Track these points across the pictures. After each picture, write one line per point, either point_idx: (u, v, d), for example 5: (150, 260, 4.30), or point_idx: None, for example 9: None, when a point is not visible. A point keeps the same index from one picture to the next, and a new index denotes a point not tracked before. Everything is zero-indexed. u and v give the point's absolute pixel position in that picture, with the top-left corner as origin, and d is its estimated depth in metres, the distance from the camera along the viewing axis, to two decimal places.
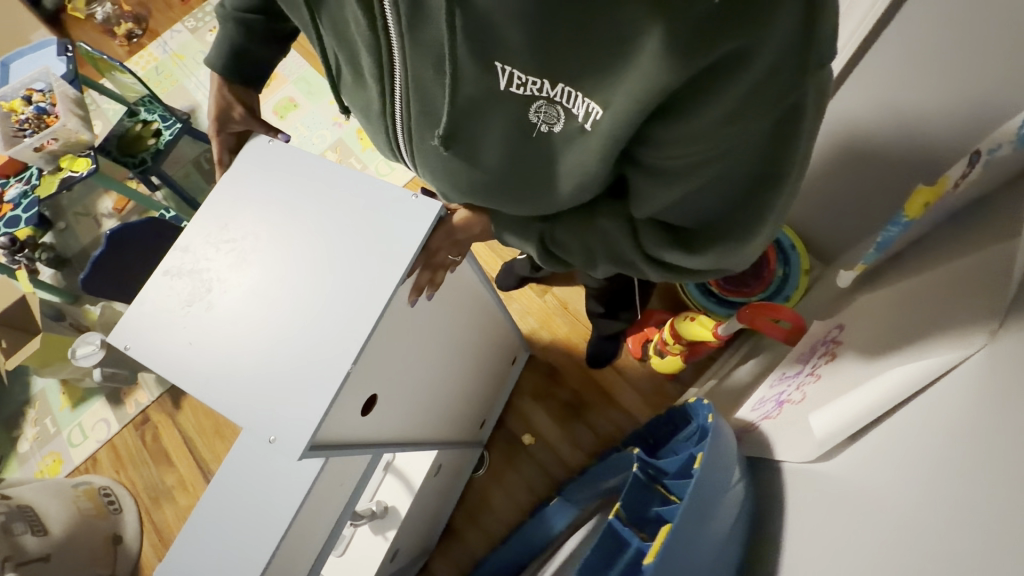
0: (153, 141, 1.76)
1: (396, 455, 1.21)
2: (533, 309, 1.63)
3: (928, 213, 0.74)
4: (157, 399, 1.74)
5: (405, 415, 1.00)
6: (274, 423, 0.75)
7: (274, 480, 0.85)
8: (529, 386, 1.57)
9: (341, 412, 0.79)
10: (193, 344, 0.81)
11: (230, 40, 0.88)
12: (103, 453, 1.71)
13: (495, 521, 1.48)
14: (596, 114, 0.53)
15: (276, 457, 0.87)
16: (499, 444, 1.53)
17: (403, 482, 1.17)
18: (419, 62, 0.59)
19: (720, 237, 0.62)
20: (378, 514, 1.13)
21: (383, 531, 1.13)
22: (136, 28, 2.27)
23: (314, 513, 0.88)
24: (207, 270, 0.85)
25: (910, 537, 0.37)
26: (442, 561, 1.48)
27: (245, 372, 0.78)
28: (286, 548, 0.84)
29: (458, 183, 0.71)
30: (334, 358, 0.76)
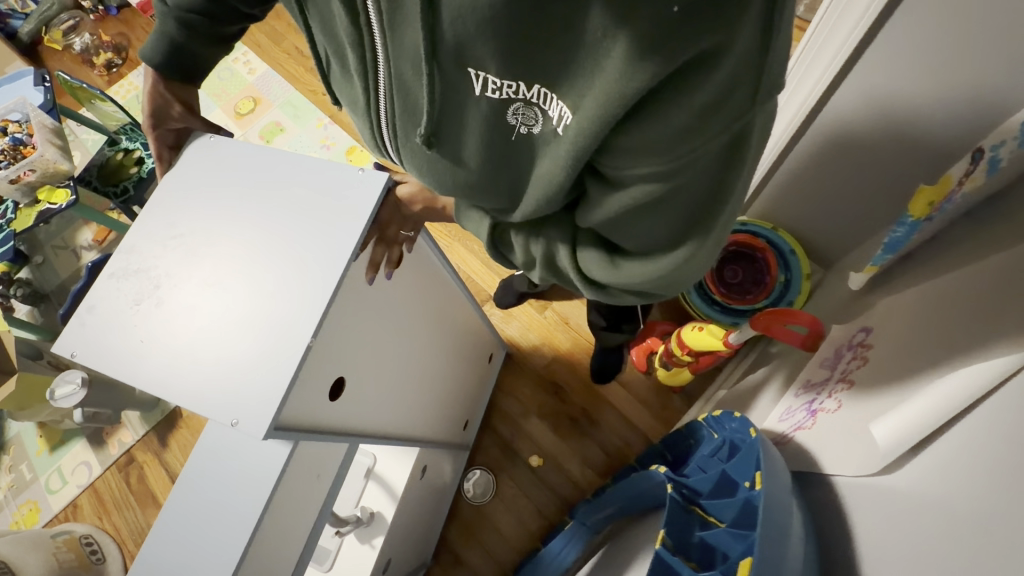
0: (136, 169, 1.72)
1: (377, 459, 1.01)
2: (533, 325, 1.60)
3: (937, 214, 0.74)
4: (141, 438, 1.66)
5: (390, 408, 0.93)
6: (236, 404, 0.68)
7: (245, 482, 0.73)
8: (531, 401, 1.53)
9: (306, 391, 0.72)
10: (146, 341, 0.74)
11: (167, 36, 0.81)
12: (84, 499, 1.62)
13: (500, 541, 1.42)
14: (567, 118, 0.49)
15: (241, 441, 0.75)
16: (489, 450, 1.50)
17: (388, 489, 0.98)
18: (399, 63, 0.56)
19: (652, 263, 0.59)
20: (363, 521, 0.93)
21: (369, 538, 0.93)
22: (116, 57, 2.25)
23: (290, 520, 0.78)
24: (155, 268, 0.78)
25: (973, 561, 0.34)
26: None
27: (216, 379, 0.70)
28: (253, 558, 0.72)
29: (442, 185, 0.67)
30: (297, 324, 0.70)
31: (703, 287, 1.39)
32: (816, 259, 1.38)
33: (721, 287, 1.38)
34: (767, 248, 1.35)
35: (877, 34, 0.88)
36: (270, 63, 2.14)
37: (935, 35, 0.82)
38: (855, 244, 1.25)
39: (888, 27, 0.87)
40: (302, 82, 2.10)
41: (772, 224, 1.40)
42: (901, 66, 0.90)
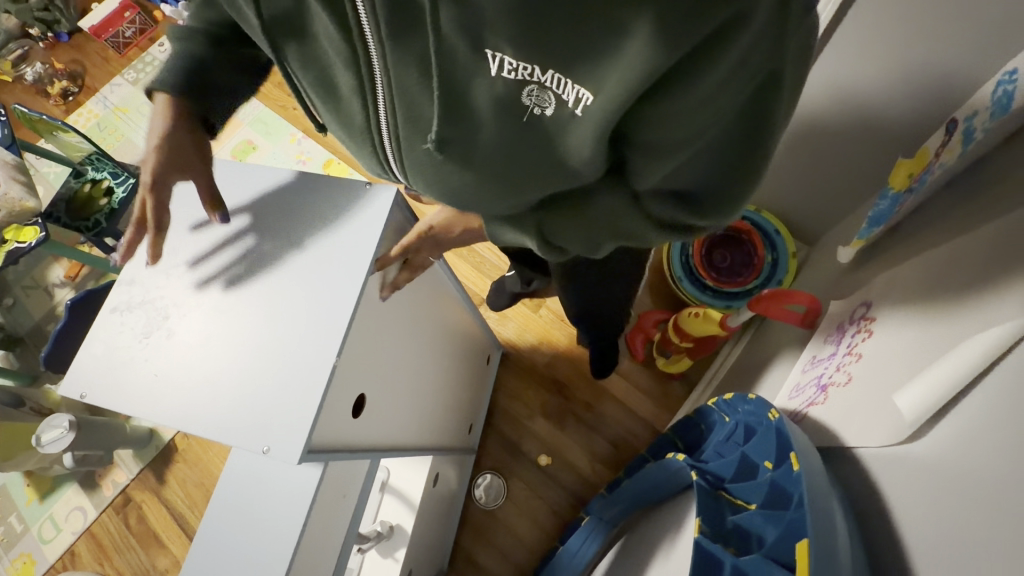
0: (106, 200, 1.66)
1: (391, 471, 0.99)
2: (530, 325, 1.60)
3: (920, 185, 0.77)
4: (137, 476, 1.61)
5: (408, 419, 0.91)
6: (264, 431, 0.66)
7: (271, 512, 0.72)
8: (536, 401, 1.53)
9: (334, 406, 0.69)
10: (160, 374, 0.71)
11: (197, 59, 0.72)
12: (82, 545, 1.56)
13: (520, 545, 1.41)
14: (586, 99, 0.49)
15: (270, 464, 0.74)
16: (500, 454, 1.48)
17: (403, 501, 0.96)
18: (403, 64, 0.55)
19: (728, 197, 0.57)
20: (383, 534, 0.92)
21: (391, 552, 0.92)
22: (72, 85, 2.16)
23: (317, 544, 0.75)
24: (161, 301, 0.75)
25: (1009, 512, 0.35)
26: None
27: (234, 401, 0.68)
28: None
29: (457, 187, 0.65)
30: (322, 345, 0.68)
31: (694, 274, 1.40)
32: (800, 236, 1.41)
33: (711, 271, 1.40)
34: (752, 230, 1.38)
35: (848, 12, 0.91)
36: None
37: (902, 11, 0.85)
38: (835, 220, 1.29)
39: (859, 3, 0.89)
40: (271, 98, 2.05)
41: (755, 206, 1.43)
42: (871, 43, 0.92)
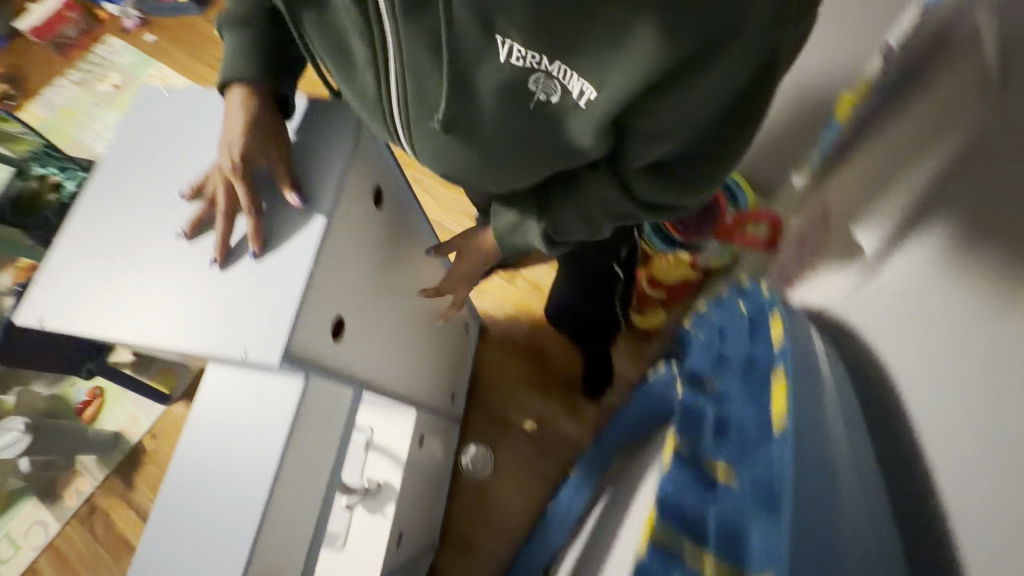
0: (55, 195, 1.59)
1: (374, 431, 0.97)
2: (507, 296, 1.60)
3: (858, 106, 0.82)
4: (103, 483, 1.52)
5: (392, 364, 0.87)
6: (243, 334, 0.64)
7: (244, 439, 0.65)
8: (515, 364, 1.52)
9: (311, 316, 0.66)
10: (128, 294, 0.68)
11: (265, 39, 0.72)
12: (45, 561, 1.45)
13: (512, 507, 1.38)
14: (589, 92, 0.57)
15: (239, 389, 0.67)
16: (485, 418, 1.47)
17: (389, 458, 0.94)
18: (415, 51, 0.58)
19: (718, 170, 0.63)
20: (371, 489, 0.90)
21: (379, 508, 0.90)
22: (12, 88, 2.07)
23: (302, 480, 0.69)
24: (124, 236, 0.72)
25: None
26: (451, 554, 1.36)
27: (211, 314, 0.66)
28: (271, 530, 0.64)
29: (463, 163, 0.70)
30: (298, 251, 0.67)
31: None
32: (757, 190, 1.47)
33: None
34: None
35: None
36: (190, 76, 2.05)
37: None
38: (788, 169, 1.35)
39: None
40: None
41: None
42: None
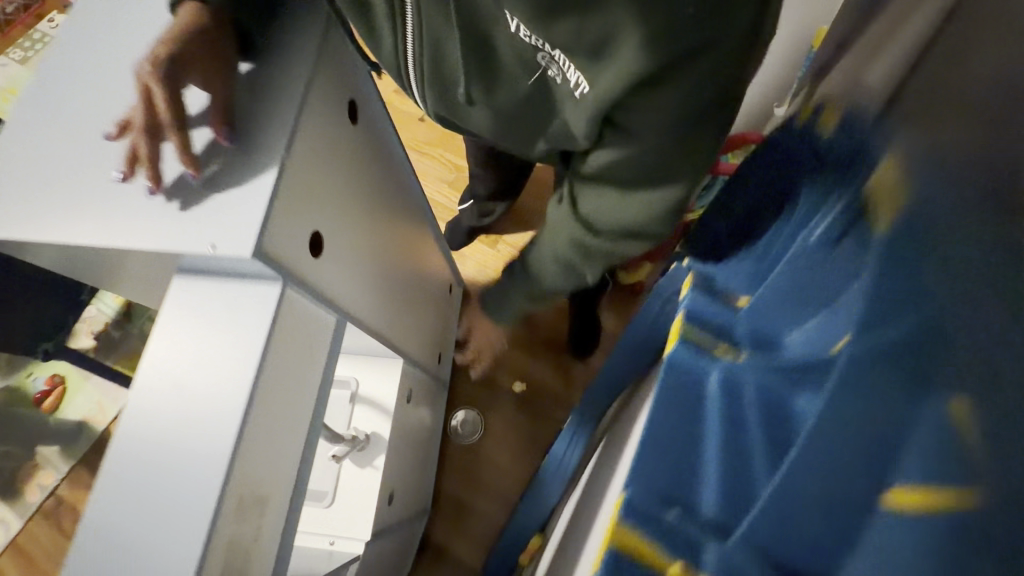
0: None
1: (360, 383, 0.92)
2: (489, 262, 1.57)
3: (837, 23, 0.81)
4: (68, 476, 1.42)
5: (377, 306, 0.80)
6: (205, 229, 0.51)
7: (206, 372, 0.50)
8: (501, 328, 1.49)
9: (287, 212, 0.54)
10: (63, 192, 0.56)
11: None
12: (7, 561, 1.36)
13: (504, 472, 1.36)
14: (584, 87, 0.56)
15: (198, 311, 0.52)
16: (473, 385, 1.43)
17: (376, 410, 0.90)
18: (429, 10, 0.58)
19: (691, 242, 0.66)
20: (359, 442, 0.85)
21: (368, 462, 0.85)
22: None
23: (281, 422, 0.54)
24: (29, 159, 0.58)
25: None
26: (444, 522, 1.33)
27: (167, 214, 0.53)
28: (245, 468, 0.50)
29: (473, 121, 0.71)
30: (270, 139, 0.55)
31: None
32: None
33: None
34: None
35: None
36: None
37: None
38: None
39: None
40: None
41: None
42: None
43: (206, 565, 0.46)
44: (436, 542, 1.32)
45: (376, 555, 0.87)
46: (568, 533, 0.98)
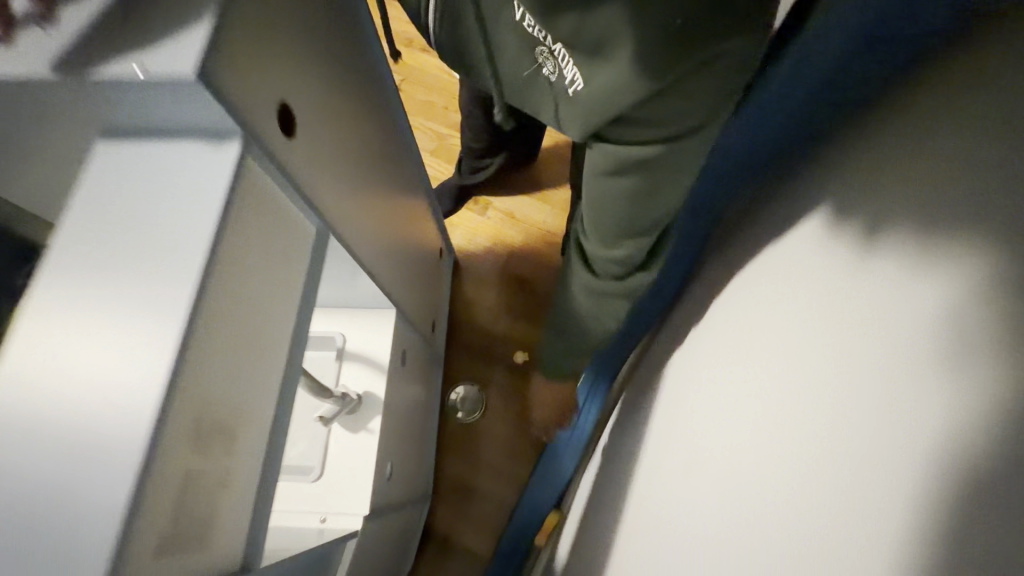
0: None
1: (347, 338, 0.80)
2: (479, 229, 1.45)
3: None
4: None
5: (364, 234, 0.67)
6: (126, 57, 0.37)
7: (141, 253, 0.38)
8: (497, 297, 1.38)
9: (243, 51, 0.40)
10: None
11: None
12: None
13: (510, 450, 1.24)
14: (578, 85, 0.51)
15: (133, 179, 0.40)
16: (470, 358, 1.32)
17: (368, 366, 0.77)
18: None
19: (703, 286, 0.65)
20: (349, 401, 0.73)
21: (361, 424, 0.73)
22: None
23: (241, 331, 0.42)
24: None
25: None
26: (447, 510, 1.20)
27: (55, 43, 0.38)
28: (197, 379, 0.38)
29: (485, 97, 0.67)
30: None
31: None
32: None
33: None
34: None
35: None
36: None
37: None
38: None
39: None
40: None
41: None
42: None
43: (148, 502, 0.34)
44: (440, 532, 1.19)
45: (378, 534, 0.74)
46: (594, 500, 0.87)
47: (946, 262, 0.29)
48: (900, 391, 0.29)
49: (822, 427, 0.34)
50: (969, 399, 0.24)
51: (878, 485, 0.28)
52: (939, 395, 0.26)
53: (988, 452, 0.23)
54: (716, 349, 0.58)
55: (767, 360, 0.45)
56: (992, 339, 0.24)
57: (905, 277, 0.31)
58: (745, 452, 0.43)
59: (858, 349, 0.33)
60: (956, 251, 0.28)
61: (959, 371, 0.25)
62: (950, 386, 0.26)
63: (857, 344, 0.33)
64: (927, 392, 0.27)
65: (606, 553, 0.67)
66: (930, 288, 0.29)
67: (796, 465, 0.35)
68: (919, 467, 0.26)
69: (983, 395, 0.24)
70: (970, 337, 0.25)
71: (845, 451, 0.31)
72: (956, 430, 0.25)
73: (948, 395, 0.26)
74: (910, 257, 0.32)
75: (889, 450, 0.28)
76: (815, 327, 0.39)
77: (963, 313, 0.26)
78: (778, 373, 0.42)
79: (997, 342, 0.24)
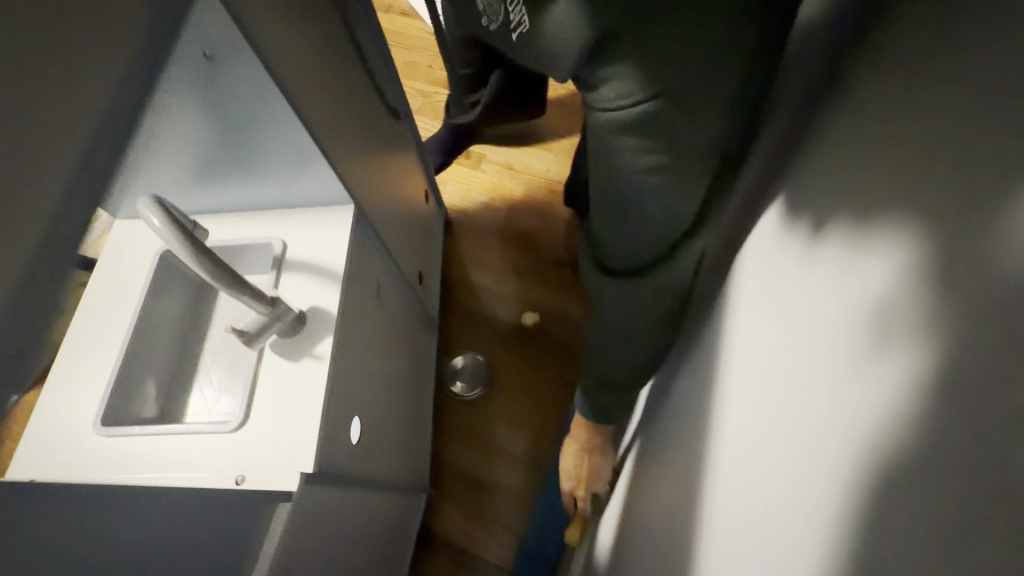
0: None
1: (288, 246, 0.58)
2: (472, 183, 1.25)
3: None
4: None
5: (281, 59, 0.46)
6: None
7: None
8: (498, 255, 1.16)
9: None
10: None
11: None
12: None
13: (524, 433, 0.99)
14: None
15: None
16: (470, 327, 1.09)
17: (314, 278, 0.56)
18: None
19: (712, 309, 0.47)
20: (290, 320, 0.51)
21: (304, 351, 0.51)
22: None
23: None
24: None
25: None
26: (454, 513, 0.95)
27: None
28: None
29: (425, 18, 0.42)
30: None
31: None
32: None
33: None
34: None
35: None
36: None
37: None
38: None
39: None
40: None
41: None
42: None
43: None
44: (450, 540, 0.94)
45: (333, 511, 0.51)
46: (642, 466, 0.63)
47: (887, 210, 0.21)
48: (844, 399, 0.21)
49: (783, 449, 0.26)
50: (911, 384, 0.17)
51: (827, 524, 0.21)
52: (880, 396, 0.19)
53: (930, 468, 0.16)
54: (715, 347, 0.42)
55: (739, 367, 0.36)
56: (938, 306, 0.16)
57: (848, 253, 0.23)
58: (725, 473, 0.34)
59: (813, 347, 0.25)
60: (895, 196, 0.20)
61: (899, 352, 0.18)
62: (892, 376, 0.18)
63: (814, 341, 0.25)
64: (865, 398, 0.19)
65: (681, 511, 0.43)
66: (874, 263, 0.21)
67: (766, 493, 0.28)
68: (865, 487, 0.19)
69: (921, 374, 0.16)
70: (914, 312, 0.18)
71: (801, 476, 0.24)
72: (897, 445, 0.17)
73: (889, 392, 0.18)
74: (849, 220, 0.24)
75: (837, 474, 0.20)
76: (780, 324, 0.30)
77: (912, 283, 0.18)
78: (749, 382, 0.33)
79: (935, 316, 0.16)
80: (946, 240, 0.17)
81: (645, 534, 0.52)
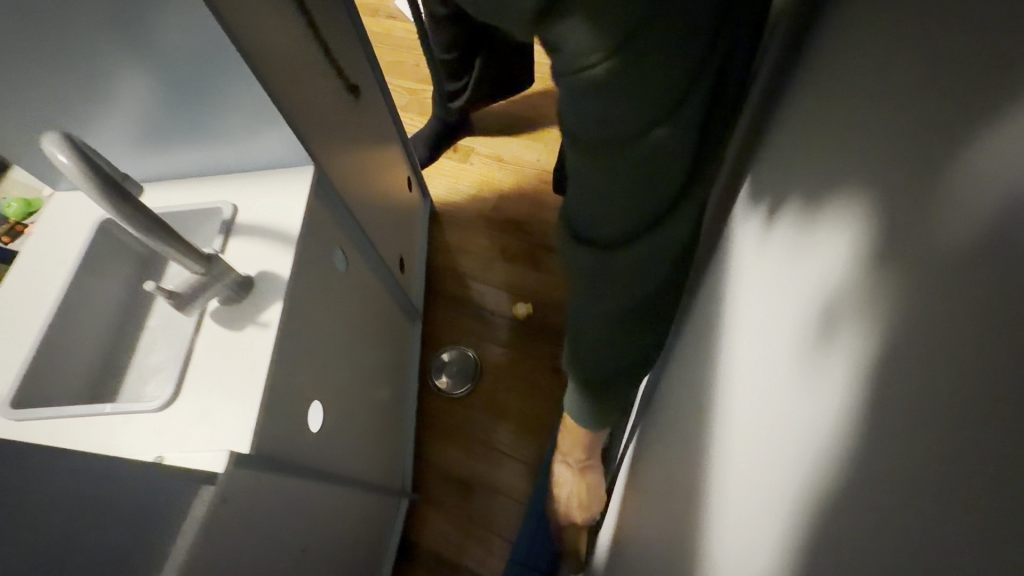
0: None
1: (238, 213, 0.53)
2: (460, 176, 1.20)
3: None
4: None
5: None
6: None
7: None
8: (487, 247, 1.11)
9: None
10: None
11: None
12: None
13: (514, 434, 0.92)
14: None
15: None
16: (459, 322, 1.03)
17: (266, 242, 0.51)
18: None
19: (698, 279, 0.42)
20: (230, 280, 0.45)
21: (247, 318, 0.46)
22: None
23: None
24: None
25: None
26: (436, 520, 0.88)
27: None
28: None
29: None
30: None
31: None
32: None
33: None
34: None
35: None
36: None
37: None
38: None
39: None
40: None
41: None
42: None
43: None
44: (433, 551, 0.86)
45: (271, 504, 0.45)
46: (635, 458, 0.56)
47: (835, 186, 0.18)
48: (798, 403, 0.18)
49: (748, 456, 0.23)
50: (862, 383, 0.14)
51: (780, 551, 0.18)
52: (830, 396, 0.16)
53: (877, 463, 0.13)
54: (698, 350, 0.36)
55: (704, 373, 0.34)
56: (890, 284, 0.14)
57: (797, 238, 0.21)
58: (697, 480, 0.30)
59: (768, 351, 0.23)
60: (844, 166, 0.18)
61: (848, 343, 0.16)
62: (840, 370, 0.16)
63: (768, 344, 0.23)
64: (821, 401, 0.17)
65: (671, 492, 0.36)
66: (819, 244, 0.19)
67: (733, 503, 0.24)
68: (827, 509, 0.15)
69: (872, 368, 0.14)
70: (863, 295, 0.15)
71: (756, 492, 0.21)
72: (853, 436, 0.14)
73: (840, 389, 0.15)
74: (797, 204, 0.22)
75: (793, 489, 0.18)
76: (739, 328, 0.27)
77: (859, 258, 0.16)
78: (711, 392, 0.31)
79: (884, 292, 0.14)
80: (897, 205, 0.14)
81: (638, 525, 0.45)
